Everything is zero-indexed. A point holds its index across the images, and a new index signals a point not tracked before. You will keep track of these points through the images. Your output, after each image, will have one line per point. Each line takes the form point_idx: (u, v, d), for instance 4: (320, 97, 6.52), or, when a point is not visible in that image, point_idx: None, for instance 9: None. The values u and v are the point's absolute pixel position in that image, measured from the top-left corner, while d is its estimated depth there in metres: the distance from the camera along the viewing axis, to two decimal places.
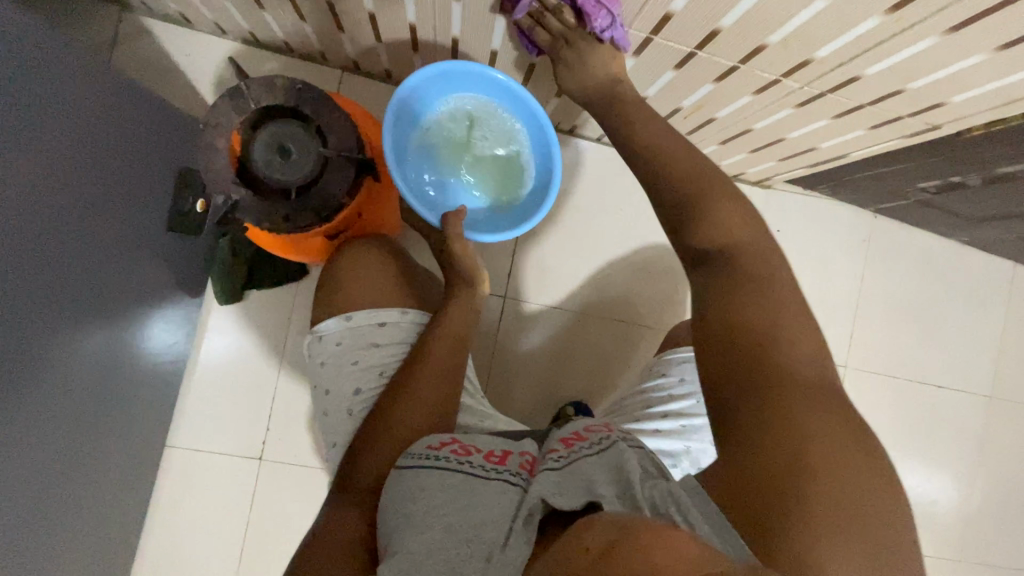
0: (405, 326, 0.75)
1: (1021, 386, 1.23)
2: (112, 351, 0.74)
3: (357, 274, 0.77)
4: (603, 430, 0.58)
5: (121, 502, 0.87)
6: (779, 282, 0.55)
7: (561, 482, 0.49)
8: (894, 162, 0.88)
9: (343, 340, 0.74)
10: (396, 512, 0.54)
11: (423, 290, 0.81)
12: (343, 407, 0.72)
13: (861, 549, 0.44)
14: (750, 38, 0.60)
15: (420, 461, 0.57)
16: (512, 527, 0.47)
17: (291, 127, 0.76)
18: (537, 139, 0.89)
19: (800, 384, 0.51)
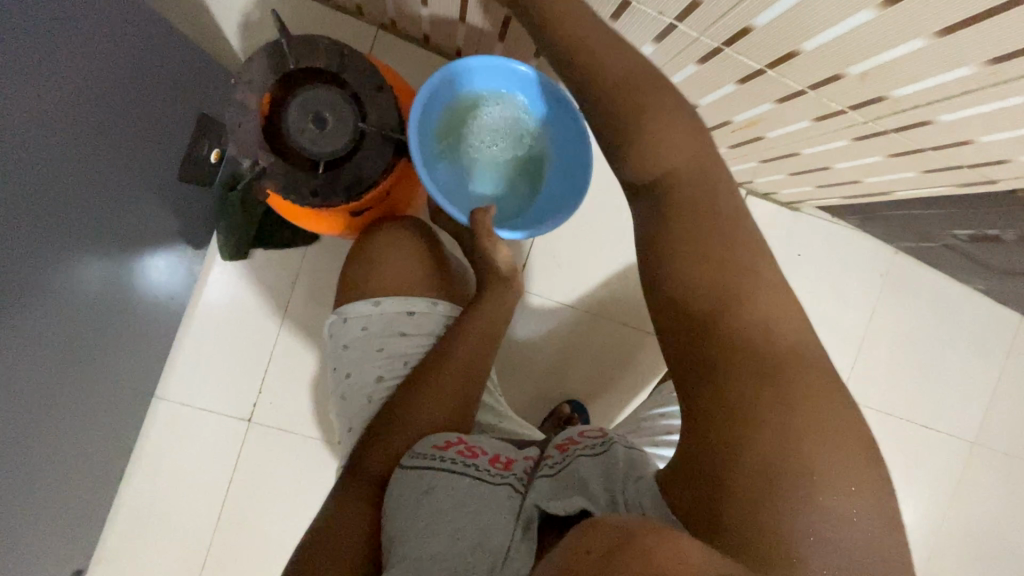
0: (434, 317, 0.76)
1: (1006, 436, 1.24)
2: (103, 298, 0.70)
3: (388, 256, 0.78)
4: (597, 434, 0.58)
5: (104, 449, 0.85)
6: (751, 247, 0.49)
7: (556, 488, 0.51)
8: (935, 206, 0.85)
9: (370, 325, 0.74)
10: (405, 512, 0.55)
11: (453, 282, 0.81)
12: (365, 392, 0.73)
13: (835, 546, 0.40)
14: (827, 66, 0.56)
15: (427, 461, 0.59)
16: (514, 535, 0.49)
17: (328, 96, 0.78)
18: (562, 142, 0.88)
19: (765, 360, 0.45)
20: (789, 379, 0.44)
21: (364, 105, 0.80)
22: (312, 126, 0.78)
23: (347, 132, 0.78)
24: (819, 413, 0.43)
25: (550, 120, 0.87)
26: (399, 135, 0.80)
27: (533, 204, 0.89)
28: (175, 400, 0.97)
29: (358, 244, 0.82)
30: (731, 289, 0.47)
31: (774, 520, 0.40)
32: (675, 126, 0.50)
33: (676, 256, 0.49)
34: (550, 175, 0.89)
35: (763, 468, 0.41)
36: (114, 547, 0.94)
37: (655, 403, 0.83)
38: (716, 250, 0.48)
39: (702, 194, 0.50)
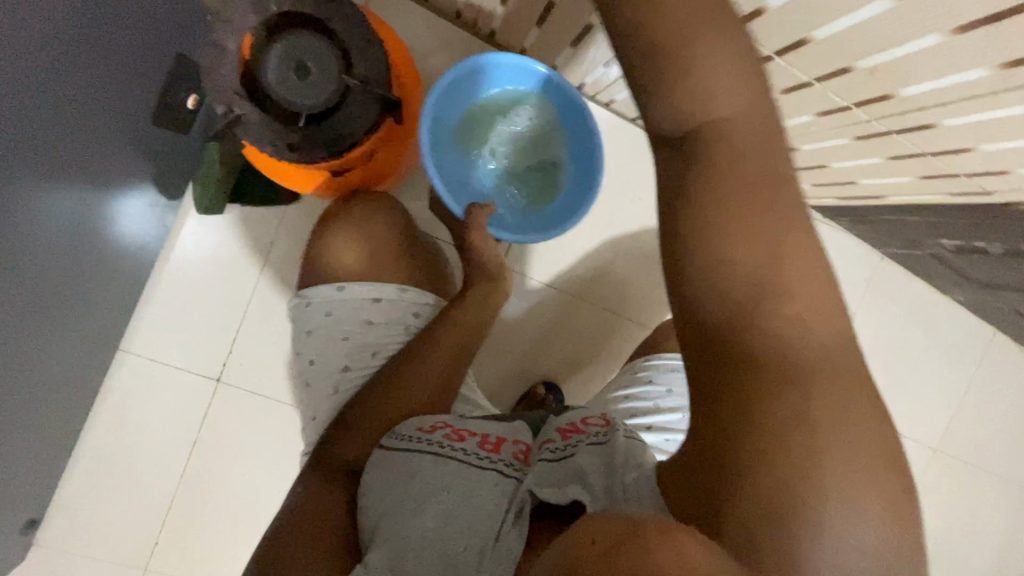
0: (402, 304, 0.74)
1: (966, 443, 1.27)
2: (68, 241, 0.66)
3: (355, 237, 0.76)
4: (600, 423, 0.60)
5: (64, 398, 0.82)
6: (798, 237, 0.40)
7: (556, 475, 0.51)
8: (926, 214, 0.85)
9: (334, 311, 0.72)
10: (392, 493, 0.56)
11: (432, 268, 0.81)
12: (329, 380, 0.71)
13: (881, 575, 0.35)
14: (838, 57, 0.54)
15: (414, 445, 0.59)
16: (505, 520, 0.49)
17: (315, 46, 0.76)
18: (581, 160, 0.89)
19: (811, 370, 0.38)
20: (810, 384, 0.38)
21: (352, 58, 0.76)
22: (294, 74, 0.76)
23: (331, 86, 0.76)
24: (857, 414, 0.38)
25: (572, 132, 0.90)
26: (387, 92, 0.77)
27: (532, 214, 0.90)
28: (140, 353, 0.94)
29: (334, 216, 0.80)
30: (764, 291, 0.39)
31: (784, 543, 0.35)
32: (716, 69, 0.38)
33: (711, 247, 0.39)
34: (560, 170, 0.91)
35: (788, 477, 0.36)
36: (69, 501, 0.92)
37: (617, 385, 0.83)
38: (760, 242, 0.39)
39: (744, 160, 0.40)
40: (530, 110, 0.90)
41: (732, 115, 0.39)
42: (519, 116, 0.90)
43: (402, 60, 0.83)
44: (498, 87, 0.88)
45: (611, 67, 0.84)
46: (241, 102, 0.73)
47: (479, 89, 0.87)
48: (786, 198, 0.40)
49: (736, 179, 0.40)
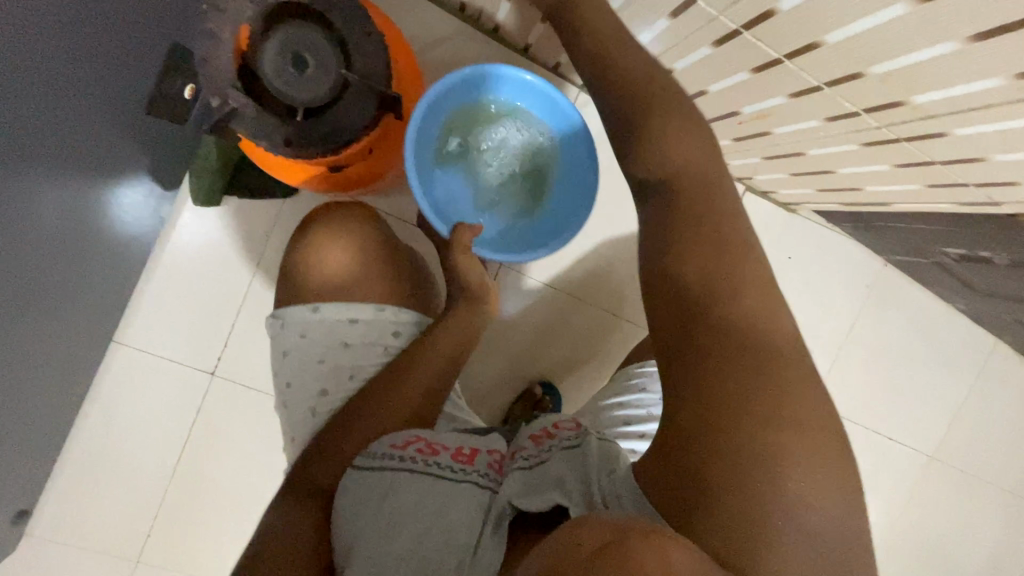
0: (379, 322, 0.74)
1: (963, 452, 1.26)
2: (60, 233, 0.65)
3: (331, 255, 0.76)
4: (572, 428, 0.58)
5: (57, 389, 0.81)
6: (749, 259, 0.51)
7: (528, 482, 0.53)
8: (933, 223, 0.84)
9: (308, 332, 0.73)
10: (367, 514, 0.55)
11: (414, 281, 0.80)
12: (307, 404, 0.71)
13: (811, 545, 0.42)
14: (849, 63, 0.53)
15: (387, 462, 0.58)
16: (483, 530, 0.52)
17: (313, 37, 0.74)
18: (570, 170, 0.89)
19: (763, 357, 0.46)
20: (763, 376, 0.45)
21: (351, 51, 0.74)
22: (290, 68, 0.73)
23: (329, 79, 0.74)
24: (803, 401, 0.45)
25: (565, 147, 0.89)
26: (386, 88, 0.75)
27: (523, 227, 0.90)
28: (134, 346, 0.93)
29: (311, 224, 0.79)
30: (726, 301, 0.48)
31: (734, 500, 0.42)
32: (675, 134, 0.54)
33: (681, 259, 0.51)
34: (552, 185, 0.90)
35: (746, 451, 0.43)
36: (60, 492, 0.91)
37: (609, 393, 0.83)
38: (713, 257, 0.50)
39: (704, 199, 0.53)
40: (517, 121, 0.88)
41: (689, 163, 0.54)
42: (506, 128, 0.89)
43: (401, 54, 0.82)
44: (492, 97, 0.87)
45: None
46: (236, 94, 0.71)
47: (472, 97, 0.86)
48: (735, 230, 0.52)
49: (706, 220, 0.52)
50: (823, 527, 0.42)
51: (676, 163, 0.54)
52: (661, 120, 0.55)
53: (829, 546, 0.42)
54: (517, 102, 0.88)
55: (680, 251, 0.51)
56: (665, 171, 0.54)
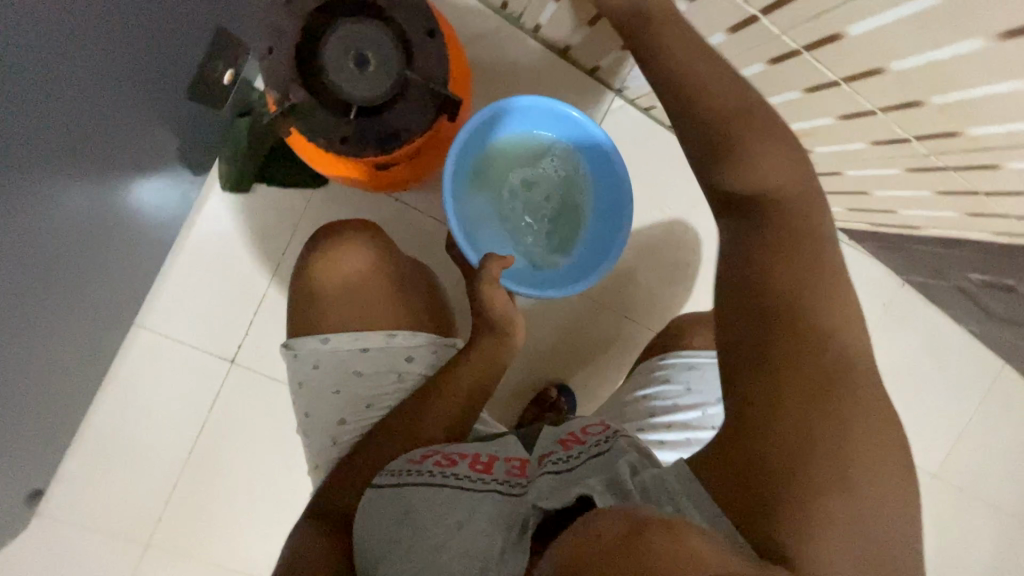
0: (391, 350, 0.74)
1: (965, 473, 1.28)
2: (87, 216, 0.64)
3: (344, 284, 0.76)
4: (600, 430, 0.61)
5: (76, 370, 0.80)
6: (833, 277, 0.50)
7: (556, 484, 0.51)
8: (961, 249, 0.84)
9: (321, 363, 0.73)
10: (386, 531, 0.57)
11: (428, 302, 0.81)
12: (327, 433, 0.73)
13: (862, 544, 0.42)
14: (910, 90, 0.53)
15: (401, 476, 0.60)
16: (506, 539, 0.50)
17: (377, 37, 0.77)
18: (605, 209, 0.88)
19: (834, 363, 0.47)
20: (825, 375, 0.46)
21: (412, 52, 0.77)
22: (351, 64, 0.76)
23: (389, 79, 0.77)
24: (863, 409, 0.46)
25: (599, 184, 0.89)
26: (444, 89, 0.77)
27: (553, 263, 0.89)
28: (154, 330, 0.92)
29: (323, 238, 0.79)
30: (790, 314, 0.48)
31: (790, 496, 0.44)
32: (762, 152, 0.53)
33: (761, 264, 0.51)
34: (585, 221, 0.90)
35: (801, 449, 0.45)
36: (74, 472, 0.91)
37: (631, 386, 0.82)
38: (792, 269, 0.50)
39: (790, 216, 0.52)
40: (555, 156, 0.89)
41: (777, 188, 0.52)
42: (543, 162, 0.90)
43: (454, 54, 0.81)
44: (533, 130, 0.87)
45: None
46: (297, 90, 0.76)
47: (513, 128, 0.86)
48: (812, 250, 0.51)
49: (789, 239, 0.50)
50: (881, 524, 0.43)
51: (763, 175, 0.52)
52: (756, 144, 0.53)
53: (878, 540, 0.43)
54: (557, 138, 0.88)
55: (755, 259, 0.51)
56: (751, 187, 0.52)
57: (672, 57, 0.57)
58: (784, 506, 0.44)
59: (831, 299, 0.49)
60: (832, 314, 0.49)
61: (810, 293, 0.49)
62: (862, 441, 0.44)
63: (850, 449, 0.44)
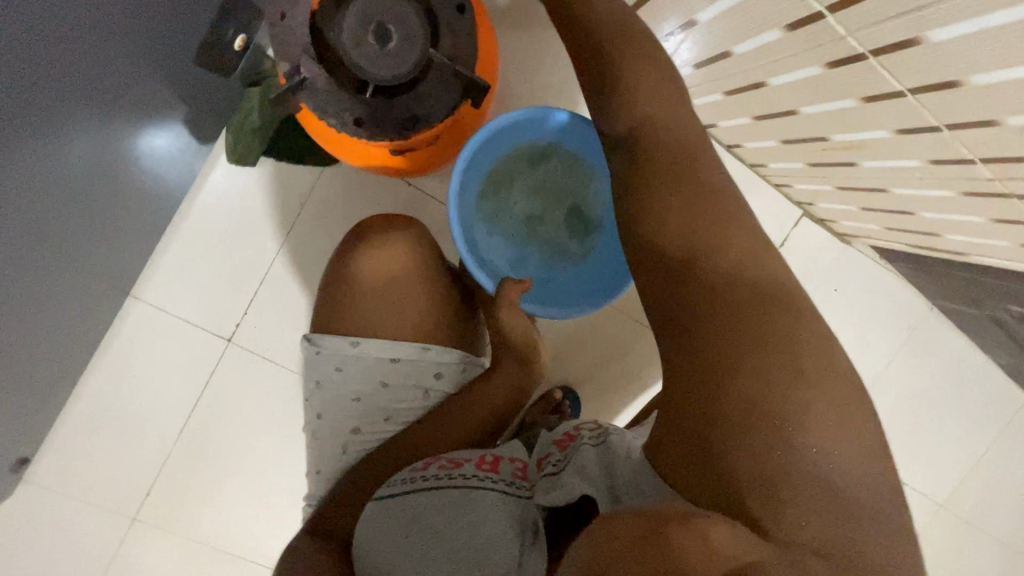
0: (420, 363, 0.71)
1: (978, 507, 1.23)
2: (84, 179, 0.61)
3: (376, 287, 0.72)
4: (592, 425, 0.59)
5: (69, 339, 0.78)
6: (722, 193, 0.51)
7: (549, 481, 0.50)
8: (1004, 279, 0.79)
9: (345, 367, 0.70)
10: (391, 543, 0.54)
11: (462, 319, 0.76)
12: (338, 440, 0.71)
13: (837, 513, 0.39)
14: (986, 107, 0.48)
15: (406, 486, 0.58)
16: (524, 546, 0.48)
17: (400, 9, 0.71)
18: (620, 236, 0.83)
19: (744, 289, 0.46)
20: (743, 308, 0.45)
21: (439, 31, 0.73)
22: (370, 38, 0.71)
23: (411, 55, 0.71)
24: (803, 348, 0.43)
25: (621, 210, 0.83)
26: (473, 73, 0.72)
27: (554, 274, 0.85)
28: (152, 302, 0.89)
29: (360, 232, 0.75)
30: (700, 260, 0.48)
31: (735, 447, 0.41)
32: (645, 81, 0.56)
33: (653, 208, 0.51)
34: (596, 242, 0.85)
35: (745, 395, 0.42)
36: (64, 442, 0.89)
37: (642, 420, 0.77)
38: (688, 207, 0.50)
39: (672, 142, 0.54)
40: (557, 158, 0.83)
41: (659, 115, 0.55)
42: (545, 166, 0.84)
43: (484, 37, 0.76)
44: (565, 135, 0.81)
45: (700, 68, 0.75)
46: (309, 63, 0.70)
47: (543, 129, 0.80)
48: (704, 169, 0.53)
49: (672, 161, 0.53)
50: (852, 484, 0.40)
51: (638, 106, 0.55)
52: (648, 80, 0.56)
53: (860, 508, 0.39)
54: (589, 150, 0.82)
55: (657, 207, 0.51)
56: (626, 122, 0.56)
57: (642, 46, 0.57)
58: (735, 458, 0.41)
59: (735, 229, 0.49)
60: (736, 238, 0.49)
61: (704, 225, 0.49)
62: (823, 398, 0.42)
63: (801, 387, 0.42)
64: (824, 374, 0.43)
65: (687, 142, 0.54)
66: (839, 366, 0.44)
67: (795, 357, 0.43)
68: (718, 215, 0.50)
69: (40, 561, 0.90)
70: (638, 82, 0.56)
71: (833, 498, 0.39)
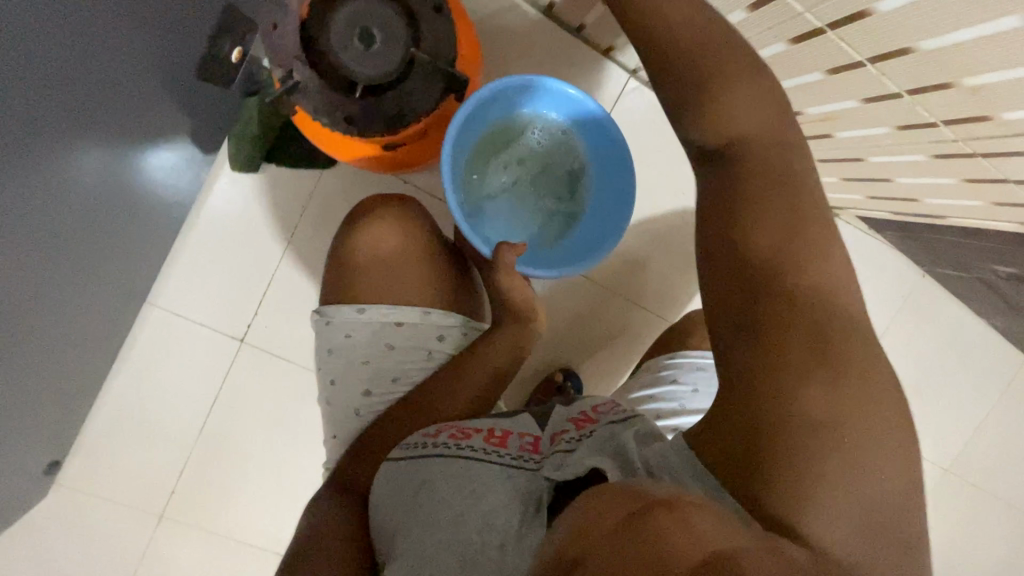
0: (424, 327, 0.76)
1: (982, 470, 1.24)
2: (101, 191, 0.65)
3: (377, 259, 0.77)
4: (611, 407, 0.60)
5: (92, 346, 0.82)
6: (812, 208, 0.50)
7: (563, 459, 0.52)
8: (987, 238, 0.81)
9: (354, 333, 0.75)
10: (403, 507, 0.58)
11: (460, 288, 0.82)
12: (351, 405, 0.75)
13: (874, 532, 0.42)
14: (940, 71, 0.50)
15: (415, 449, 0.62)
16: (525, 514, 0.50)
17: (384, 14, 0.77)
18: (607, 210, 0.87)
19: (826, 316, 0.47)
20: (832, 340, 0.46)
21: (420, 31, 0.78)
22: (358, 43, 0.77)
23: (396, 57, 0.77)
24: (874, 380, 0.45)
25: (609, 185, 0.87)
26: (450, 68, 0.76)
27: (541, 246, 0.89)
28: (167, 309, 0.93)
29: (363, 214, 0.81)
30: (783, 284, 0.48)
31: (797, 470, 0.43)
32: (736, 97, 0.50)
33: (734, 222, 0.50)
34: (582, 218, 0.90)
35: (809, 424, 0.44)
36: (91, 446, 0.93)
37: (640, 382, 0.81)
38: (773, 227, 0.49)
39: (769, 159, 0.50)
40: (547, 130, 0.88)
41: (750, 132, 0.50)
42: (531, 136, 0.88)
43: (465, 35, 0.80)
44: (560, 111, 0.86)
45: None
46: (301, 67, 0.76)
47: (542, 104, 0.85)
48: (784, 187, 0.49)
49: (760, 175, 0.50)
50: (891, 504, 0.43)
51: (730, 122, 0.50)
52: (735, 86, 0.50)
53: (890, 521, 0.43)
54: (582, 129, 0.87)
55: (732, 218, 0.50)
56: (719, 135, 0.51)
57: (730, 61, 0.50)
58: (791, 480, 0.43)
59: (823, 263, 0.49)
60: (819, 268, 0.48)
61: (791, 248, 0.48)
62: (876, 423, 0.44)
63: (863, 418, 0.44)
64: (882, 407, 0.45)
65: (777, 148, 0.50)
66: (885, 395, 0.45)
67: (858, 386, 0.45)
68: (794, 225, 0.49)
69: (74, 560, 0.95)
70: (732, 95, 0.50)
71: (864, 511, 0.43)
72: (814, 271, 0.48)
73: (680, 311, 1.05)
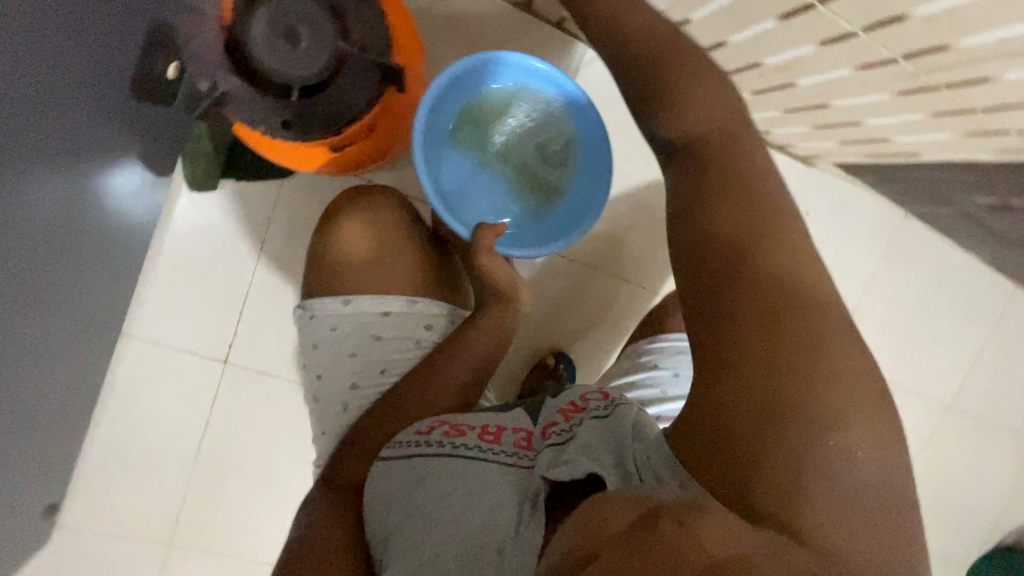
0: (409, 317, 0.76)
1: (981, 401, 1.25)
2: (65, 231, 0.63)
3: (355, 254, 0.77)
4: (600, 397, 0.58)
5: (74, 385, 0.81)
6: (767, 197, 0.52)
7: (558, 455, 0.50)
8: (963, 170, 0.80)
9: (339, 325, 0.74)
10: (400, 506, 0.56)
11: (442, 276, 0.81)
12: (339, 399, 0.74)
13: (863, 519, 0.42)
14: (891, 4, 0.49)
15: (410, 448, 0.61)
16: (522, 516, 0.49)
17: (306, 8, 0.73)
18: (587, 176, 0.86)
19: (797, 301, 0.48)
20: (802, 318, 0.47)
21: (350, 24, 0.75)
22: (282, 42, 0.72)
23: (326, 53, 0.73)
24: (850, 359, 0.46)
25: (586, 152, 0.86)
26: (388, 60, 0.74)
27: (527, 225, 0.86)
28: (143, 337, 0.92)
29: (338, 208, 0.80)
30: (746, 269, 0.49)
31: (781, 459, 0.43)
32: (697, 92, 0.53)
33: (703, 213, 0.53)
34: (565, 190, 0.87)
35: (790, 411, 0.44)
36: (88, 484, 0.93)
37: (621, 371, 0.81)
38: (735, 217, 0.51)
39: (731, 154, 0.53)
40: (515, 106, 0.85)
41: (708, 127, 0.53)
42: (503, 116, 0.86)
43: (399, 24, 0.79)
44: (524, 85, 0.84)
45: None
46: (227, 76, 0.73)
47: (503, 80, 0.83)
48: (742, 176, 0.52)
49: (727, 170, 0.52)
50: (875, 488, 0.43)
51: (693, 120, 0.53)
52: (689, 85, 0.53)
53: (874, 504, 0.43)
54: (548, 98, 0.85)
55: (701, 211, 0.53)
56: (683, 132, 0.53)
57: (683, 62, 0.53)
58: (774, 468, 0.43)
59: (784, 249, 0.50)
60: (780, 253, 0.50)
61: (751, 237, 0.51)
62: (853, 403, 0.45)
63: (840, 399, 0.45)
64: (859, 390, 0.45)
65: (731, 140, 0.53)
66: (859, 375, 0.46)
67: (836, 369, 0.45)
68: (750, 212, 0.51)
69: None
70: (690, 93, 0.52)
71: (846, 488, 0.42)
72: (775, 258, 0.50)
73: (665, 282, 1.04)
